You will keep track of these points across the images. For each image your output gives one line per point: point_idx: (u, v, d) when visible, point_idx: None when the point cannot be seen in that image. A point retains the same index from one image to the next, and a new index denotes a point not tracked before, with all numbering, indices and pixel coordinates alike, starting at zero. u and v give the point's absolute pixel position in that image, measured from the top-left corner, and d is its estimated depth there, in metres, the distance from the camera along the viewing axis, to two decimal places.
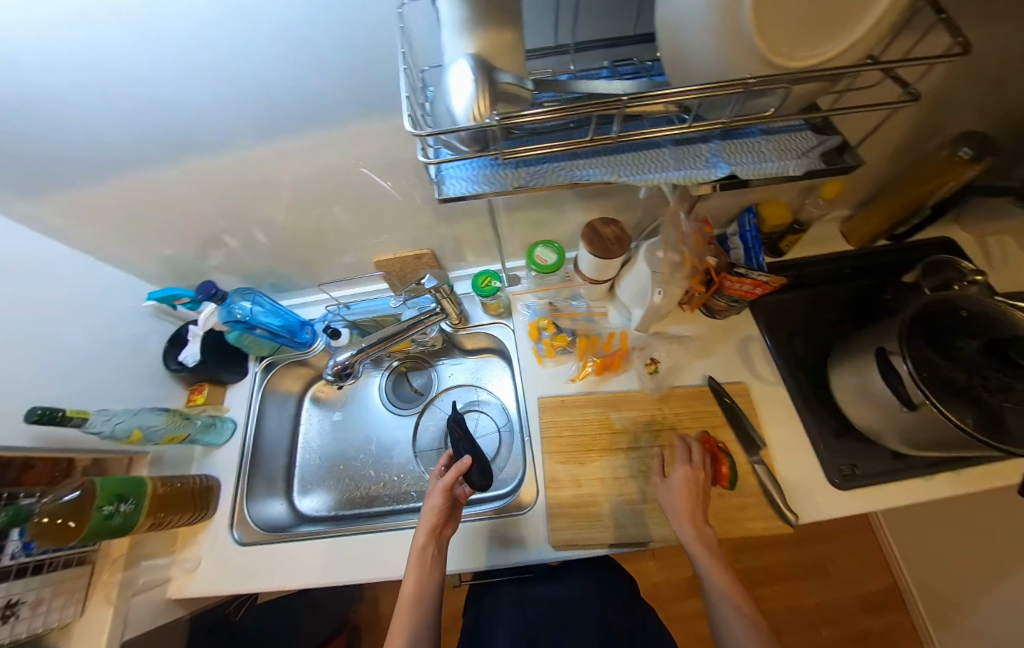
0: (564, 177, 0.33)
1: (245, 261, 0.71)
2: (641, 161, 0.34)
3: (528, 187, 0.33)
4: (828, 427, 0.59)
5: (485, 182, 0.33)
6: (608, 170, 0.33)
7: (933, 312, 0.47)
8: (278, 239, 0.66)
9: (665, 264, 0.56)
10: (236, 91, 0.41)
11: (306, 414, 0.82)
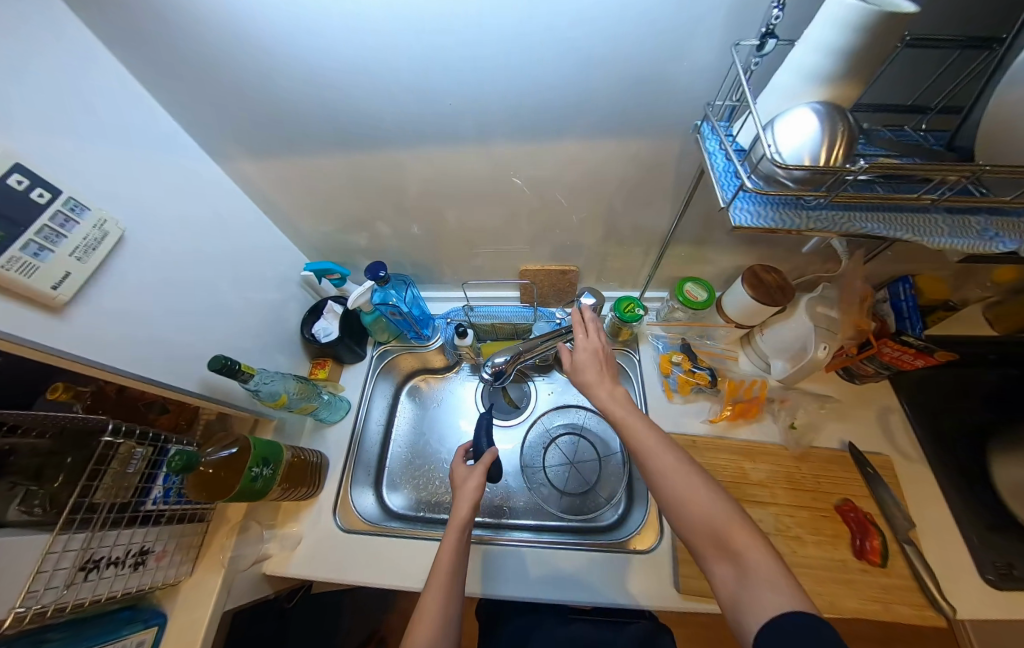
0: (855, 227, 0.33)
1: (387, 246, 0.74)
2: (920, 224, 0.34)
3: (817, 231, 0.33)
4: (983, 520, 0.55)
5: (784, 218, 0.32)
6: (894, 228, 0.33)
7: None
8: (431, 232, 0.69)
9: (826, 320, 0.56)
10: (490, 103, 0.45)
11: (402, 404, 0.82)
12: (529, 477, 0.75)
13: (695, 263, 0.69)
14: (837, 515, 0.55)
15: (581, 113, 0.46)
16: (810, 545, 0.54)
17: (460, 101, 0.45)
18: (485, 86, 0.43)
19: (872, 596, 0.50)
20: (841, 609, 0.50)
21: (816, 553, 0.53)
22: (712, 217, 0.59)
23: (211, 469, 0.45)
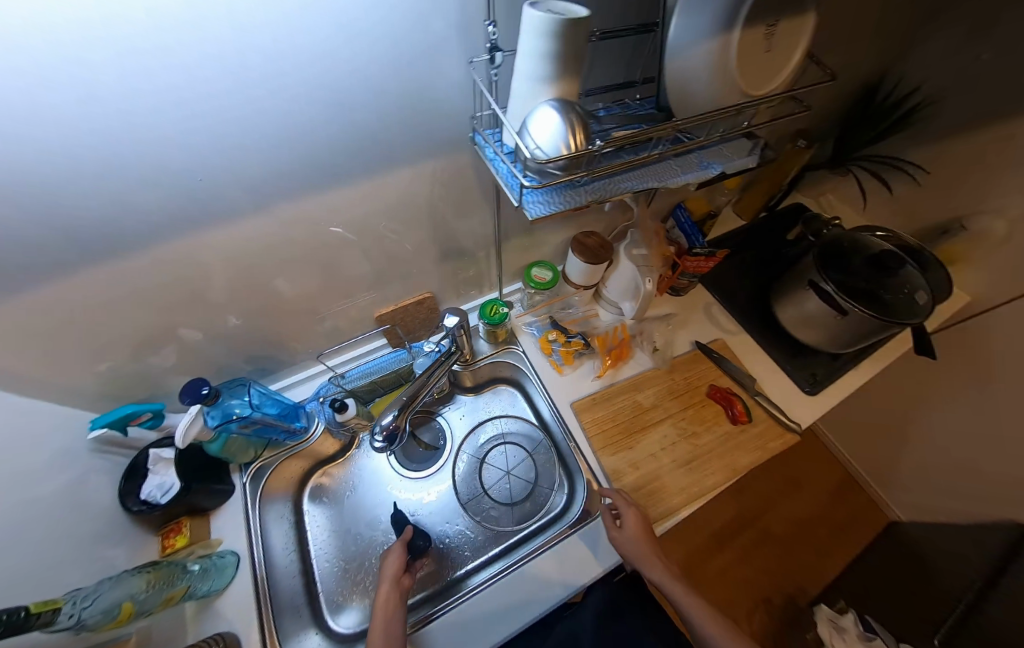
0: (619, 189, 0.39)
1: (207, 354, 0.60)
2: (664, 169, 0.42)
3: (596, 201, 0.38)
4: (785, 353, 0.75)
5: (567, 200, 0.37)
6: (647, 178, 0.41)
7: (825, 247, 0.67)
8: (254, 319, 0.58)
9: (640, 258, 0.68)
10: (278, 165, 0.39)
11: (310, 516, 0.70)
12: (476, 509, 0.72)
13: (532, 247, 0.73)
14: (710, 400, 0.68)
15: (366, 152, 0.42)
16: (704, 433, 0.65)
17: (206, 179, 0.36)
18: (232, 152, 0.35)
19: (755, 446, 0.64)
20: (738, 469, 0.62)
21: (709, 437, 0.65)
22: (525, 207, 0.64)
23: None
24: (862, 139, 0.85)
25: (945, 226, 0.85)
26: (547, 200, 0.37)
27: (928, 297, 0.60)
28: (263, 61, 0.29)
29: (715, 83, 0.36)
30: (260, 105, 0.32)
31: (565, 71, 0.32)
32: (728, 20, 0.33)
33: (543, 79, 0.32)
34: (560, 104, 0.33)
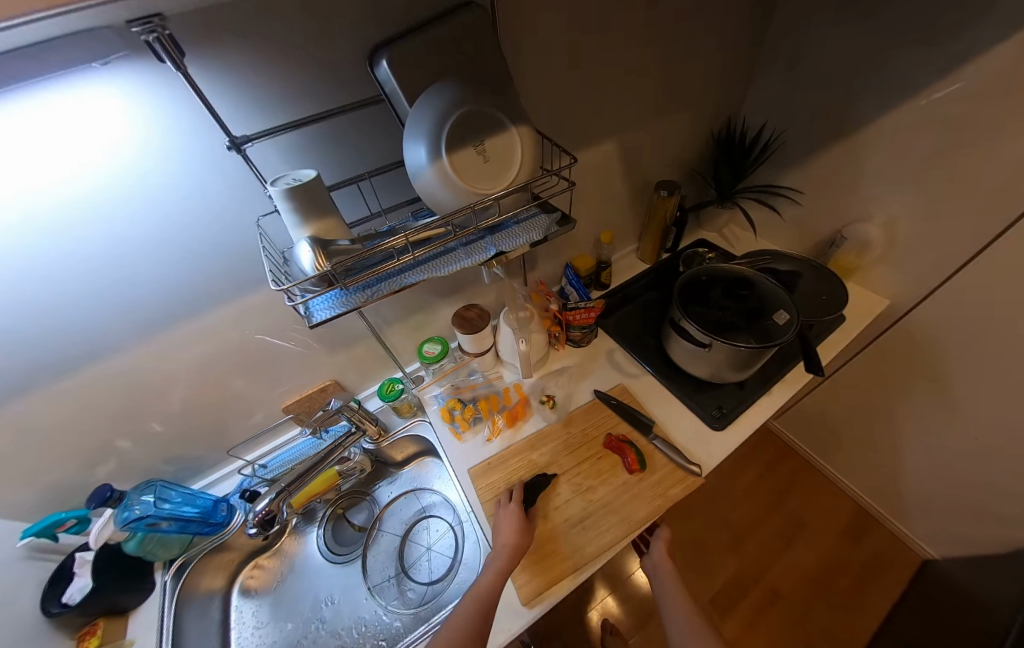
0: (395, 285, 0.47)
1: (145, 462, 0.66)
2: (444, 260, 0.49)
3: (372, 298, 0.46)
4: (690, 388, 0.74)
5: (339, 305, 0.45)
6: (421, 272, 0.48)
7: (688, 284, 0.71)
8: (179, 423, 0.64)
9: (516, 320, 0.73)
10: (162, 293, 0.48)
11: (237, 612, 0.72)
12: (394, 593, 0.70)
13: (429, 323, 0.81)
14: (606, 449, 0.67)
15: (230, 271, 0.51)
16: (599, 486, 0.63)
17: (91, 317, 0.45)
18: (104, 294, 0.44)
19: (652, 495, 0.61)
20: (637, 522, 0.59)
21: (605, 490, 0.63)
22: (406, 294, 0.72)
23: None
24: (729, 178, 0.92)
25: (833, 240, 0.89)
26: (330, 306, 0.45)
27: (786, 317, 0.62)
28: (123, 224, 0.41)
29: (453, 194, 0.44)
30: (131, 250, 0.43)
31: (310, 216, 0.42)
32: (434, 149, 0.42)
33: (298, 223, 0.41)
34: (315, 236, 0.42)
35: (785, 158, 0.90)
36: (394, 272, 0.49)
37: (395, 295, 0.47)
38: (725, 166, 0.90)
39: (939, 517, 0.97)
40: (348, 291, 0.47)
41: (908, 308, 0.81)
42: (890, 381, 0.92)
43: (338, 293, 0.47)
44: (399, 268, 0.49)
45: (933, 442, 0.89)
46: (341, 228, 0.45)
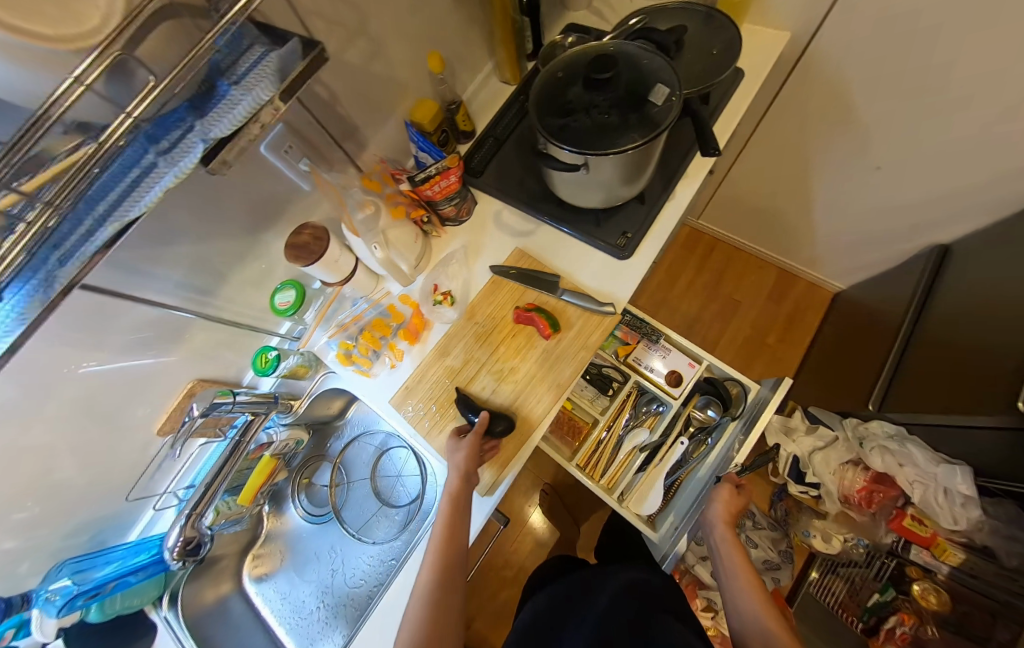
0: (81, 258, 0.30)
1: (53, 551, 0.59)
2: (142, 189, 0.32)
3: (63, 290, 0.29)
4: (591, 224, 0.65)
5: (12, 324, 0.29)
6: (110, 220, 0.30)
7: (544, 91, 0.53)
8: (53, 506, 0.55)
9: (359, 225, 0.58)
10: None
11: (259, 594, 0.77)
12: (391, 518, 0.75)
13: (271, 270, 0.64)
14: (518, 325, 0.62)
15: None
16: (521, 364, 0.60)
17: None
18: None
19: (573, 352, 0.59)
20: (565, 381, 0.58)
21: (527, 366, 0.60)
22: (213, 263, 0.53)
23: None
24: None
25: None
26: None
27: (666, 91, 0.48)
28: None
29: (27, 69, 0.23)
30: None
31: None
32: None
33: None
34: None
35: None
36: (78, 240, 0.31)
37: (92, 270, 0.30)
38: None
39: (842, 254, 1.05)
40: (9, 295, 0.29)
41: (811, 37, 0.66)
42: (794, 136, 0.84)
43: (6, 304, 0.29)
44: (84, 229, 0.31)
45: (836, 185, 0.89)
46: None
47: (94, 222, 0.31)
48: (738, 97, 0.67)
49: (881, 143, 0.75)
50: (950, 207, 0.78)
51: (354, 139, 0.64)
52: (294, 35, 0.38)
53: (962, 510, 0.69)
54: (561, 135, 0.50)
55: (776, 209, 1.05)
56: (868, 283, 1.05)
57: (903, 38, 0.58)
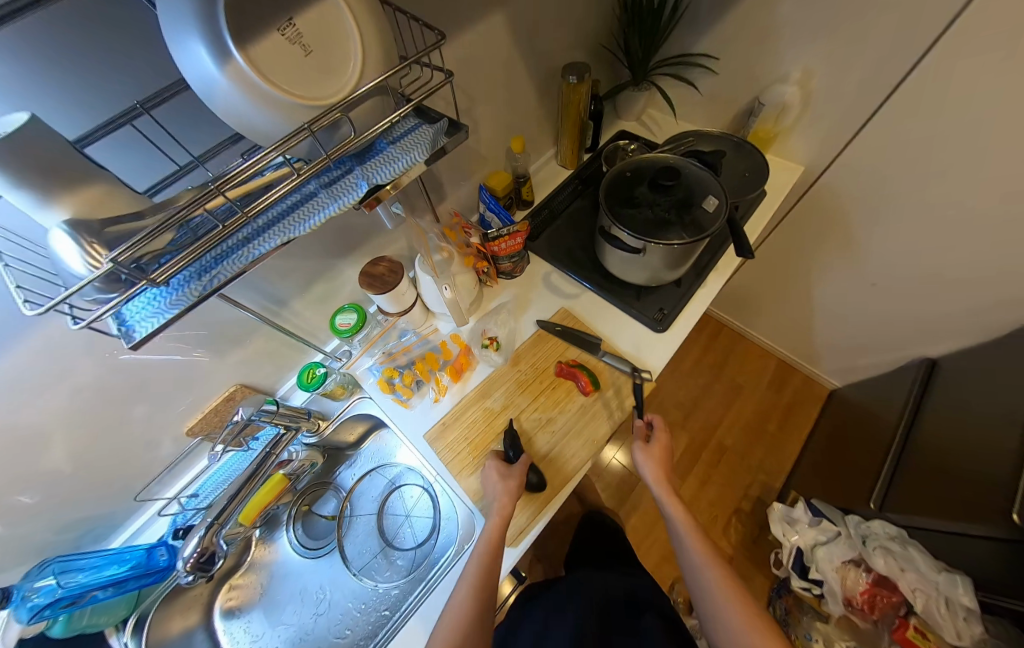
0: (241, 262, 0.33)
1: (31, 544, 0.55)
2: (303, 212, 0.36)
3: (213, 290, 0.31)
4: (631, 297, 0.73)
5: (168, 308, 0.30)
6: (275, 235, 0.35)
7: (615, 185, 0.63)
8: (57, 490, 0.53)
9: (433, 267, 0.65)
10: None
11: (225, 634, 0.69)
12: (393, 561, 0.72)
13: (336, 292, 0.69)
14: (559, 378, 0.66)
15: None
16: (559, 417, 0.63)
17: None
18: None
19: (610, 411, 0.62)
20: (600, 439, 0.61)
21: (565, 419, 0.63)
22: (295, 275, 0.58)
23: None
24: (642, 53, 0.82)
25: (752, 110, 0.84)
26: (156, 311, 0.30)
27: (718, 203, 0.58)
28: None
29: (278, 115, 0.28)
30: None
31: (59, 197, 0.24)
32: (218, 46, 0.24)
33: (43, 200, 0.23)
34: (81, 217, 0.25)
35: (695, 16, 0.79)
36: (239, 243, 0.35)
37: (245, 275, 0.33)
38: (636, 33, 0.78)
39: (837, 354, 1.16)
40: (171, 285, 0.31)
41: (823, 171, 0.82)
42: (800, 246, 0.98)
43: (162, 291, 0.31)
44: (243, 237, 0.35)
45: (835, 292, 1.01)
46: (121, 201, 0.28)
47: (254, 236, 0.35)
48: (763, 211, 0.79)
49: (876, 263, 0.88)
50: (936, 326, 0.89)
51: (436, 192, 0.73)
52: (441, 114, 0.47)
53: (965, 625, 0.67)
54: (628, 222, 0.59)
55: (780, 305, 1.17)
56: (860, 384, 1.14)
57: (900, 179, 0.73)
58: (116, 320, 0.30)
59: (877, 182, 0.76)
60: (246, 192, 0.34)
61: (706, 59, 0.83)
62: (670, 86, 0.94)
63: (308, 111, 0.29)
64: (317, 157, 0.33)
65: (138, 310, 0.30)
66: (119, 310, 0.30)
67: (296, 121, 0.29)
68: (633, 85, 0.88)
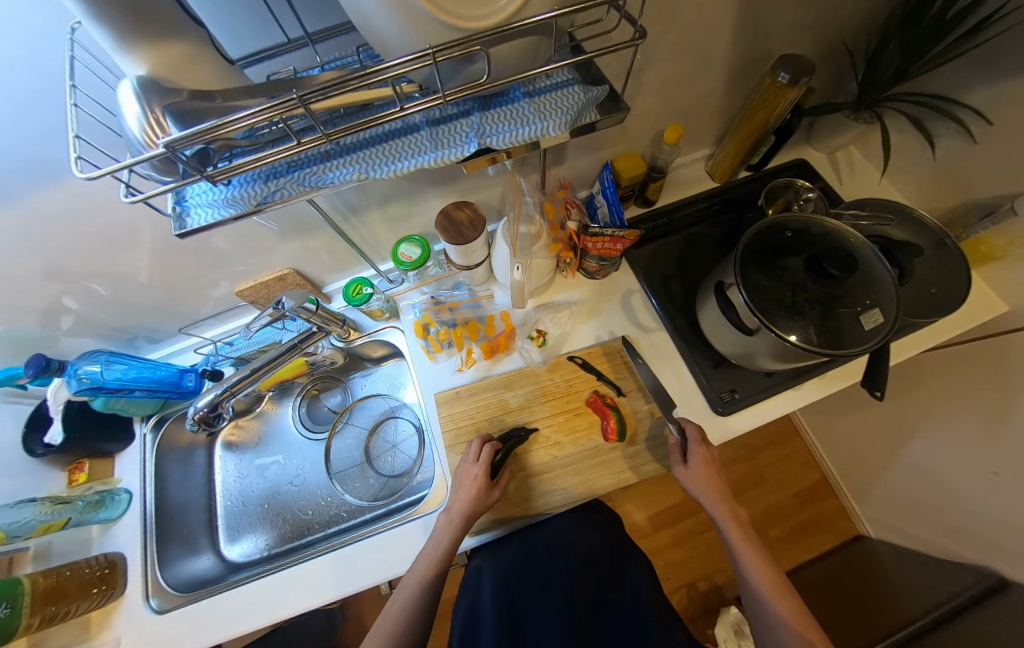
0: (308, 185, 0.32)
1: (102, 321, 0.65)
2: (395, 150, 0.33)
3: (271, 203, 0.32)
4: (706, 361, 0.64)
5: (225, 206, 0.31)
6: (355, 167, 0.32)
7: (761, 238, 0.51)
8: (126, 290, 0.60)
9: (516, 238, 0.58)
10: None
11: (220, 460, 0.79)
12: (366, 478, 0.77)
13: (412, 216, 0.66)
14: (587, 408, 0.61)
15: (88, 155, 0.36)
16: (568, 445, 0.60)
17: None
18: None
19: (621, 468, 0.58)
20: (593, 488, 0.57)
21: (572, 450, 0.59)
22: (380, 189, 0.55)
23: (36, 619, 0.52)
24: (891, 73, 0.61)
25: (993, 208, 0.62)
26: (212, 206, 0.32)
27: (880, 322, 0.44)
28: None
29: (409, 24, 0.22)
30: None
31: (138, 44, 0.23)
32: None
33: (121, 46, 0.23)
34: (152, 76, 0.24)
35: (1000, 51, 0.55)
36: (318, 157, 0.34)
37: (309, 198, 0.32)
38: (898, 44, 0.57)
39: (894, 510, 0.99)
40: (237, 183, 0.33)
41: (1023, 327, 0.61)
42: (932, 386, 0.80)
43: (225, 185, 0.33)
44: (324, 153, 0.33)
45: (936, 455, 0.82)
46: (202, 70, 0.27)
47: (336, 155, 0.34)
48: (914, 338, 0.63)
49: (999, 455, 0.69)
50: (1000, 544, 0.72)
51: (555, 155, 0.63)
52: (606, 78, 0.37)
53: None
54: (754, 292, 0.48)
55: (866, 429, 1.00)
56: (899, 552, 0.98)
57: None
58: (175, 198, 0.33)
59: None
60: (343, 110, 0.31)
61: (972, 115, 0.60)
62: (902, 128, 0.71)
63: (446, 33, 0.22)
64: (429, 97, 0.28)
65: (197, 191, 0.33)
66: (185, 189, 0.34)
67: (424, 38, 0.22)
68: (849, 110, 0.68)
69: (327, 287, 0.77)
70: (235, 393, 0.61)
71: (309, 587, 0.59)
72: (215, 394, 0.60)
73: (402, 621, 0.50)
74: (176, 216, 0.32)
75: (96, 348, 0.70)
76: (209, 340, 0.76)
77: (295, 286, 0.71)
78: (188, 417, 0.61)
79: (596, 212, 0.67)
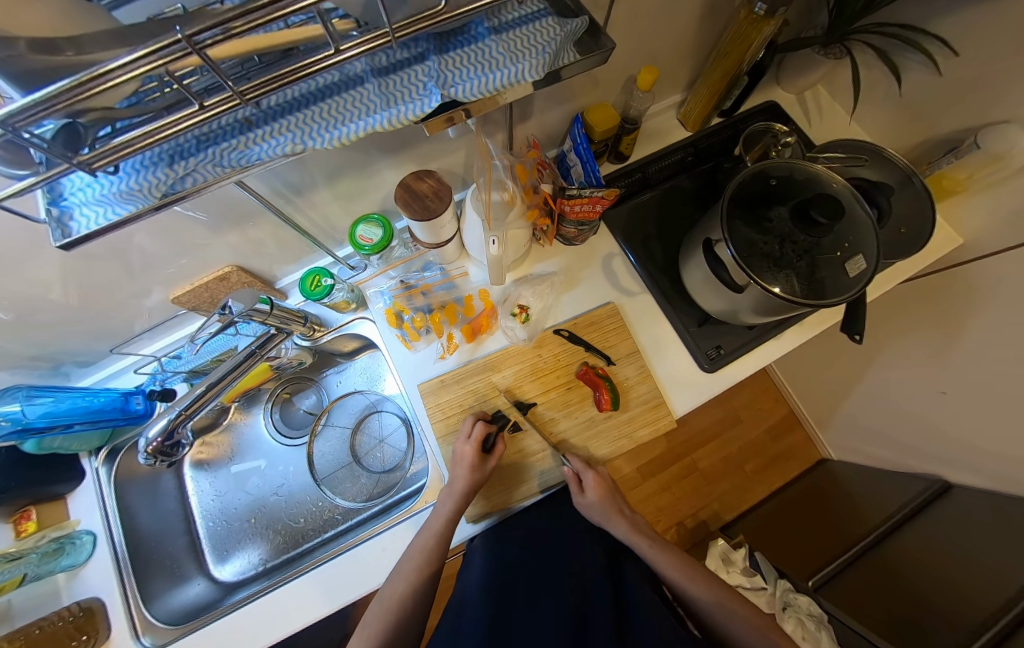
0: (230, 164, 0.25)
1: (7, 351, 0.54)
2: (335, 111, 0.26)
3: (183, 192, 0.25)
4: (691, 320, 0.63)
5: (120, 201, 0.24)
6: (287, 138, 0.26)
7: (746, 189, 0.49)
8: (28, 312, 0.50)
9: (488, 207, 0.52)
10: None
11: (192, 482, 0.73)
12: (357, 477, 0.74)
13: (367, 192, 0.58)
14: (578, 381, 0.60)
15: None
16: (563, 420, 0.59)
17: None
18: None
19: (617, 436, 0.59)
20: (593, 458, 0.58)
21: (568, 424, 0.59)
22: (324, 162, 0.47)
23: None
24: (861, 5, 0.56)
25: (955, 142, 0.63)
26: (101, 203, 0.25)
27: (862, 268, 0.44)
28: None
29: None
30: None
31: None
32: None
33: None
34: None
35: None
36: (237, 127, 0.27)
37: (234, 181, 0.26)
38: None
39: (852, 434, 1.10)
40: (131, 169, 0.25)
41: (973, 260, 0.65)
42: (891, 320, 0.85)
43: (114, 174, 0.25)
44: (244, 120, 0.26)
45: (891, 383, 0.90)
46: (39, 6, 0.19)
47: (260, 121, 0.27)
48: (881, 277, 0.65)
49: (946, 378, 0.76)
50: (951, 454, 0.82)
51: (522, 110, 0.57)
52: (582, 8, 0.31)
53: None
54: (743, 248, 0.46)
55: (828, 366, 1.07)
56: (857, 469, 1.10)
57: None
58: (48, 197, 0.25)
59: (1003, 292, 0.61)
60: (258, 58, 0.25)
61: (936, 46, 0.58)
62: (869, 63, 0.69)
63: None
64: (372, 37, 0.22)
65: (78, 185, 0.25)
66: (60, 182, 0.26)
67: None
68: (818, 45, 0.64)
69: (280, 281, 0.69)
70: (192, 415, 0.54)
71: (313, 599, 0.57)
72: (168, 419, 0.53)
73: (412, 615, 0.50)
74: (54, 221, 0.24)
75: (12, 383, 0.60)
76: (151, 355, 0.67)
77: (242, 285, 0.62)
78: (139, 452, 0.54)
79: (569, 171, 0.62)
